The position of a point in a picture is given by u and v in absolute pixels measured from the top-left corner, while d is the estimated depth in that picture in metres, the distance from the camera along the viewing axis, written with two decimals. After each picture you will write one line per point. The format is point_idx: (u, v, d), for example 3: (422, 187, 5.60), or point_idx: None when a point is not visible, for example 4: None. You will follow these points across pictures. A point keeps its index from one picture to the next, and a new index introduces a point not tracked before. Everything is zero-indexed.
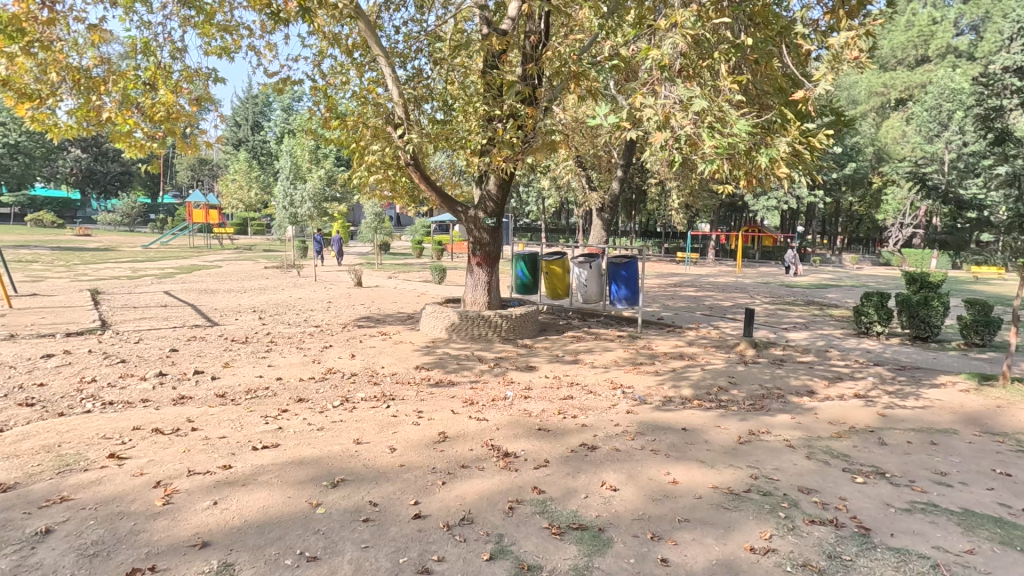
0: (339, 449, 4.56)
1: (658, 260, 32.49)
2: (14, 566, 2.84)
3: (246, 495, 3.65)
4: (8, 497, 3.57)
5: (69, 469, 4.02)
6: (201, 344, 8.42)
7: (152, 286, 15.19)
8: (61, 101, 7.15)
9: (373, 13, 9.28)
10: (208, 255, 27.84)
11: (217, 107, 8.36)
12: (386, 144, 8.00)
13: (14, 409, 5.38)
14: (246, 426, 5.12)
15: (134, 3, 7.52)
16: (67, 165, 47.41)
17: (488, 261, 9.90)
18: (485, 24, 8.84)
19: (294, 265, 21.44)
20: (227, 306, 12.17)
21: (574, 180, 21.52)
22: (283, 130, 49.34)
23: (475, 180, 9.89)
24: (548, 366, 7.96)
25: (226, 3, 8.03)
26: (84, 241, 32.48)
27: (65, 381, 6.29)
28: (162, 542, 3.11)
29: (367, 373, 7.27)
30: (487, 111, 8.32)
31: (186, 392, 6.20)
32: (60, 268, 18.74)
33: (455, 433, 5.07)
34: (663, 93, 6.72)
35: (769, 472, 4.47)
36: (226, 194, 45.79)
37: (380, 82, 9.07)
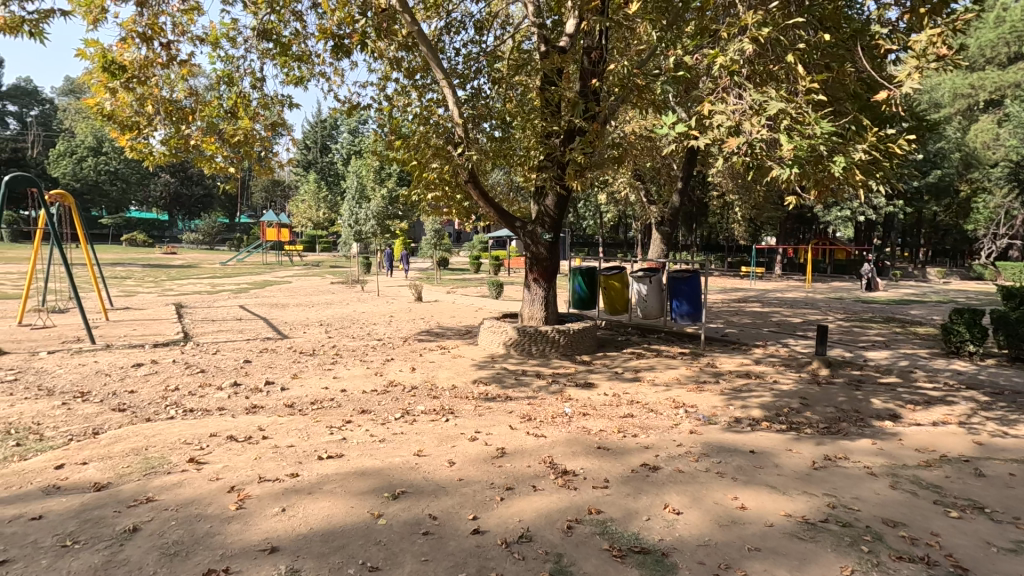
0: (399, 461, 4.64)
1: (722, 275, 31.44)
2: (105, 560, 3.05)
3: (311, 503, 3.77)
4: (101, 495, 3.85)
5: (154, 472, 4.30)
6: (272, 356, 8.86)
7: (229, 300, 16.20)
8: (154, 131, 7.72)
9: (434, 36, 9.58)
10: (280, 271, 29.52)
11: (290, 132, 8.85)
12: (446, 161, 8.17)
13: (108, 414, 5.83)
14: (313, 435, 5.31)
15: (220, 40, 8.15)
16: (158, 188, 51.34)
17: (545, 277, 9.86)
18: (543, 42, 8.97)
19: (358, 280, 22.18)
20: (297, 319, 12.75)
21: (632, 193, 21.32)
22: (349, 152, 51.69)
23: (533, 195, 9.97)
24: (607, 384, 7.80)
25: (301, 34, 8.55)
26: (170, 258, 35.05)
27: (153, 389, 6.77)
28: (235, 545, 3.25)
29: (427, 386, 7.38)
30: (544, 126, 8.41)
31: (259, 401, 6.52)
32: (150, 284, 20.30)
33: (514, 448, 5.05)
34: (731, 100, 6.49)
35: (848, 501, 4.16)
36: (296, 213, 48.24)
37: (439, 102, 9.37)
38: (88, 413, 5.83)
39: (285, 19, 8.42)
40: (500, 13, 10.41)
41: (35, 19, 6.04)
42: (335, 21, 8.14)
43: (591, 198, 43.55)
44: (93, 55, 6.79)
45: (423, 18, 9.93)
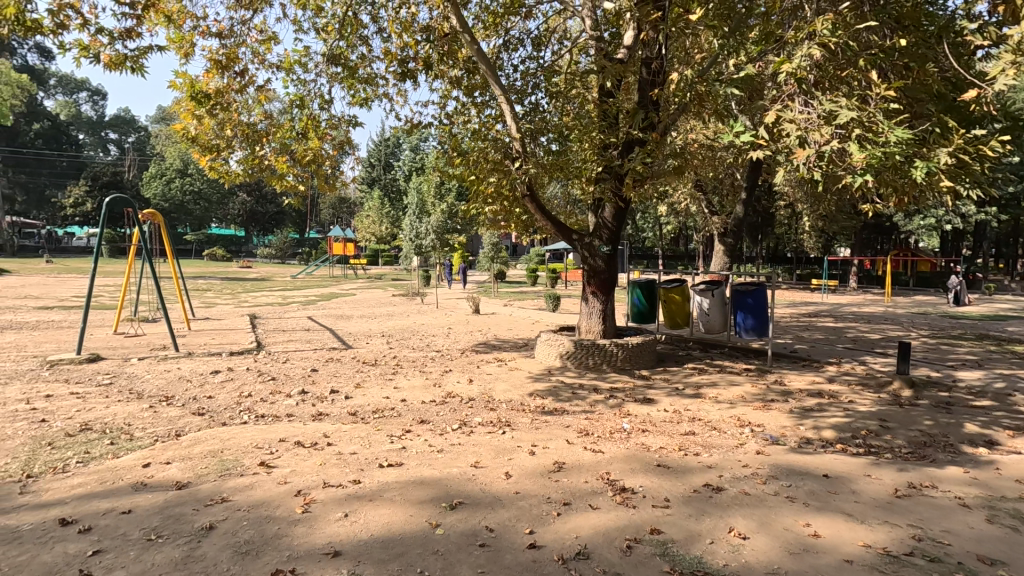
0: (457, 471, 4.69)
1: (790, 289, 29.99)
2: (185, 555, 3.25)
3: (372, 510, 3.87)
4: (181, 494, 4.12)
5: (229, 473, 4.56)
6: (337, 365, 9.20)
7: (298, 311, 17.01)
8: (232, 152, 8.25)
9: (493, 54, 9.77)
10: (345, 284, 30.81)
11: (355, 150, 9.25)
12: (505, 176, 8.16)
13: (188, 417, 6.23)
14: (374, 443, 5.47)
15: (293, 66, 8.67)
16: (237, 206, 54.91)
17: (602, 289, 9.75)
18: (601, 55, 8.97)
19: (418, 293, 22.76)
20: (360, 331, 13.22)
21: (693, 204, 20.82)
22: (410, 168, 53.35)
23: (590, 207, 9.91)
24: (667, 400, 7.57)
25: (367, 58, 8.97)
26: (245, 272, 37.25)
27: (229, 395, 7.19)
28: (300, 547, 3.38)
29: (484, 398, 7.44)
30: (601, 138, 8.39)
31: (324, 409, 6.78)
32: (228, 296, 21.67)
33: (571, 463, 4.99)
34: (799, 108, 6.24)
35: (936, 534, 3.83)
36: (361, 228, 50.20)
37: (498, 118, 9.55)
38: (172, 416, 6.27)
39: (352, 45, 8.86)
40: (558, 28, 10.51)
41: (135, 55, 6.67)
42: (399, 44, 8.51)
43: (651, 209, 42.72)
44: (183, 85, 7.40)
45: (482, 37, 10.17)
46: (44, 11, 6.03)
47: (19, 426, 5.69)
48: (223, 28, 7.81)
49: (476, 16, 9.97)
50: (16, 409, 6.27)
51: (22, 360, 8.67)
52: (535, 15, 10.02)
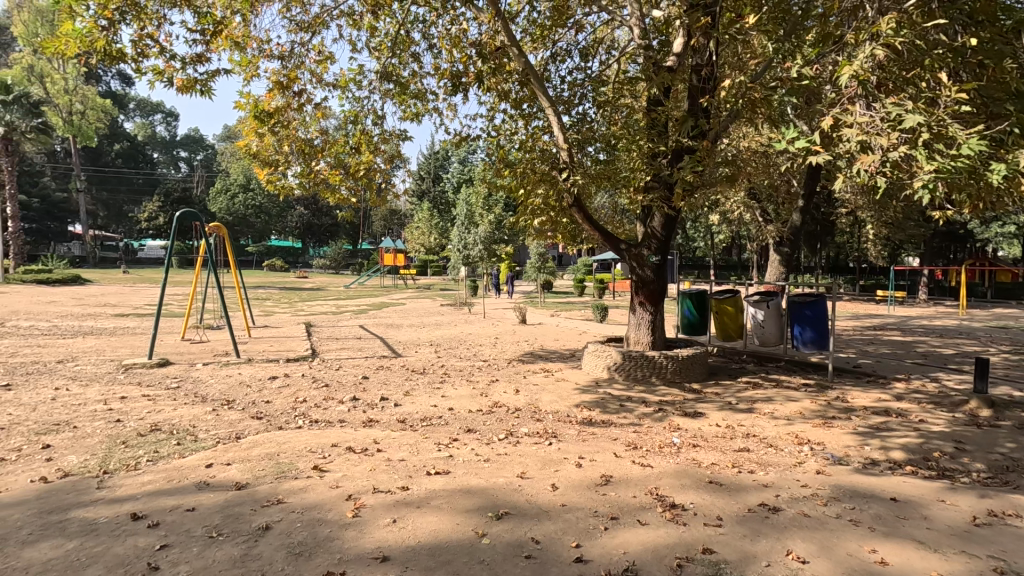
0: (503, 481, 4.69)
1: (853, 301, 28.52)
2: (243, 553, 3.38)
3: (420, 517, 3.92)
4: (240, 494, 4.30)
5: (284, 476, 4.73)
6: (386, 373, 9.40)
7: (351, 320, 17.52)
8: (289, 167, 8.63)
9: (541, 66, 9.85)
10: (395, 293, 31.50)
11: (406, 163, 9.50)
12: (552, 187, 8.24)
13: (247, 421, 6.52)
14: (422, 451, 5.54)
15: (349, 84, 9.01)
16: (294, 219, 57.30)
17: (652, 300, 9.57)
18: (649, 64, 8.87)
19: (466, 303, 23.01)
20: (409, 339, 13.47)
21: (747, 213, 20.18)
22: (459, 180, 54.23)
23: (639, 216, 9.78)
24: (719, 414, 7.33)
25: (418, 74, 9.23)
26: (301, 282, 38.74)
27: (285, 400, 7.48)
28: (351, 550, 3.46)
29: (530, 409, 7.41)
30: (649, 147, 8.29)
31: (374, 415, 6.93)
32: (285, 305, 22.59)
33: (619, 477, 4.90)
34: (862, 111, 5.96)
35: (1021, 568, 3.52)
36: (411, 239, 51.34)
37: (545, 129, 9.61)
38: (232, 419, 6.57)
39: (404, 62, 9.14)
40: (606, 38, 10.49)
41: (204, 78, 7.11)
42: (449, 60, 8.71)
43: (702, 218, 41.71)
44: (247, 105, 7.84)
45: (530, 49, 10.27)
46: (127, 42, 6.56)
47: (96, 425, 6.09)
48: (284, 49, 8.23)
49: (523, 30, 10.08)
50: (95, 409, 6.73)
51: (101, 364, 9.32)
52: (583, 27, 10.05)
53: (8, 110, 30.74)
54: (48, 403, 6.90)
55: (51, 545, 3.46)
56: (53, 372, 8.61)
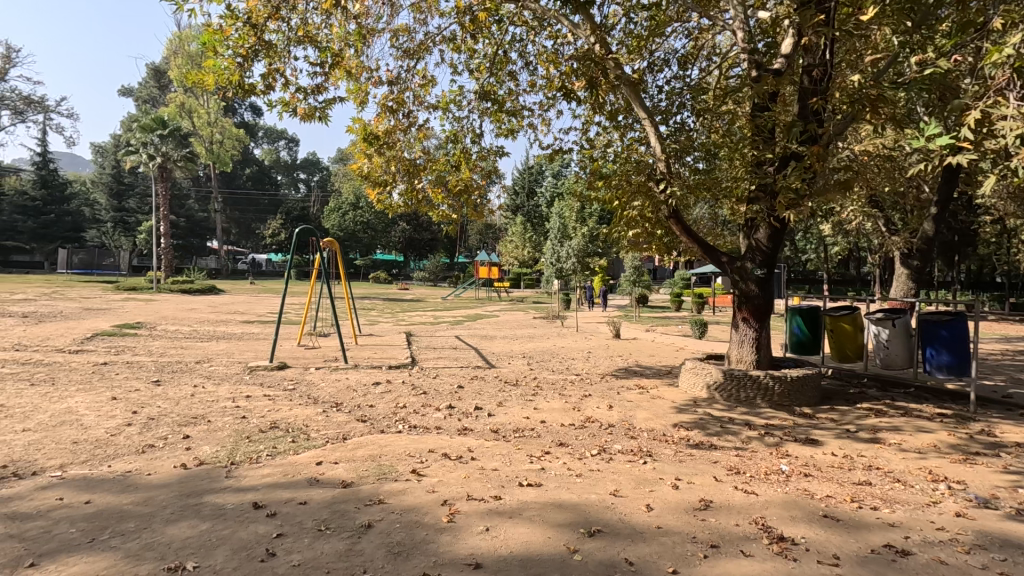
0: (596, 498, 4.60)
1: (1002, 321, 24.96)
2: (346, 548, 3.60)
3: (512, 527, 3.95)
4: (345, 492, 4.59)
5: (385, 477, 4.98)
6: (481, 383, 9.61)
7: (447, 331, 18.15)
8: (395, 185, 9.13)
9: (638, 77, 9.69)
10: (489, 305, 32.21)
11: (502, 178, 9.74)
12: (648, 198, 8.07)
13: (353, 423, 6.94)
14: (515, 461, 5.60)
15: (449, 105, 9.42)
16: (398, 234, 60.54)
17: (756, 316, 9.00)
18: (755, 68, 8.44)
19: (559, 316, 23.00)
20: (503, 351, 13.67)
21: (868, 222, 18.43)
22: (552, 194, 54.60)
23: (742, 228, 9.28)
24: (835, 443, 6.70)
25: (514, 91, 9.46)
26: (403, 294, 40.78)
27: (387, 405, 7.89)
28: (445, 555, 3.55)
29: (624, 426, 7.24)
30: (754, 154, 7.80)
31: (469, 424, 7.11)
32: (388, 315, 23.88)
33: (719, 503, 4.63)
34: (1014, 102, 5.21)
35: None
36: (506, 253, 52.36)
37: (641, 140, 9.43)
38: (340, 421, 7.03)
39: (501, 81, 9.41)
40: (707, 44, 10.14)
41: (323, 106, 7.78)
42: (545, 75, 8.85)
43: (814, 226, 38.66)
44: (357, 129, 8.46)
45: (626, 61, 10.18)
46: (259, 76, 7.34)
47: (226, 420, 6.80)
48: (391, 76, 8.80)
49: (619, 42, 10.03)
50: (225, 406, 7.50)
51: (231, 365, 10.39)
52: (682, 33, 9.78)
53: (164, 142, 35.52)
54: (188, 398, 7.78)
55: (188, 525, 3.88)
56: (192, 371, 9.73)
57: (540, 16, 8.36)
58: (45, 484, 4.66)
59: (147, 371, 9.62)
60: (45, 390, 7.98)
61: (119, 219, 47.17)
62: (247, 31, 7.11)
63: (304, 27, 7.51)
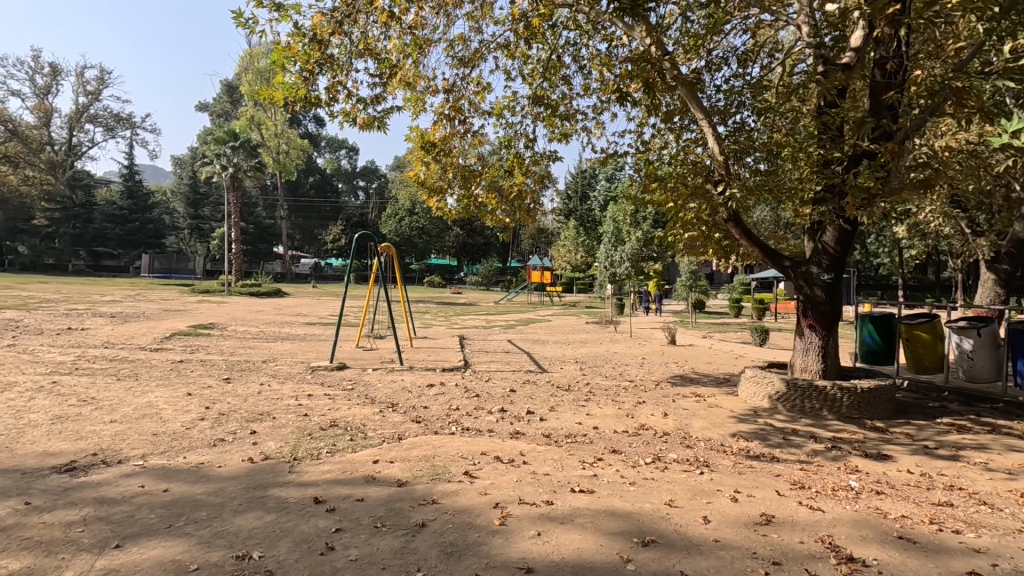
0: (650, 507, 4.50)
1: None
2: (401, 546, 3.68)
3: (564, 533, 3.92)
4: (401, 491, 4.70)
5: (438, 477, 5.07)
6: (533, 388, 9.61)
7: (500, 335, 18.27)
8: (450, 191, 9.30)
9: (695, 77, 9.48)
10: (541, 309, 32.19)
11: (555, 183, 9.74)
12: (705, 201, 7.83)
13: (408, 423, 7.10)
14: (567, 467, 5.56)
15: (503, 111, 9.52)
16: (452, 239, 61.46)
17: (823, 323, 8.56)
18: (822, 63, 8.06)
19: (612, 321, 22.68)
20: (556, 356, 13.62)
21: (949, 223, 17.18)
22: (605, 198, 54.00)
23: (808, 230, 8.84)
24: (912, 460, 6.25)
25: (567, 96, 9.45)
26: (457, 298, 41.42)
27: (441, 407, 8.02)
28: (497, 557, 3.57)
29: (680, 434, 7.04)
30: (820, 154, 7.50)
31: (521, 428, 7.12)
32: (442, 319, 24.29)
33: (782, 518, 4.43)
34: None
35: None
36: (559, 257, 52.29)
37: (698, 141, 9.20)
38: (396, 421, 7.21)
39: (554, 86, 9.42)
40: (768, 40, 9.79)
41: (381, 115, 8.03)
42: (599, 78, 8.79)
43: (888, 227, 36.37)
44: (415, 138, 8.70)
45: (682, 60, 9.97)
46: (323, 89, 7.68)
47: (290, 418, 7.11)
48: (447, 84, 8.99)
49: (676, 41, 9.83)
50: (288, 403, 7.86)
51: (295, 365, 10.87)
52: (743, 30, 9.48)
53: (236, 153, 37.72)
54: (255, 396, 8.21)
55: (254, 516, 4.09)
56: (259, 370, 10.25)
57: (594, 19, 8.31)
58: (129, 472, 5.03)
59: (219, 369, 10.22)
60: (130, 384, 8.62)
61: (195, 225, 51.23)
62: (312, 47, 7.47)
63: (365, 40, 7.81)
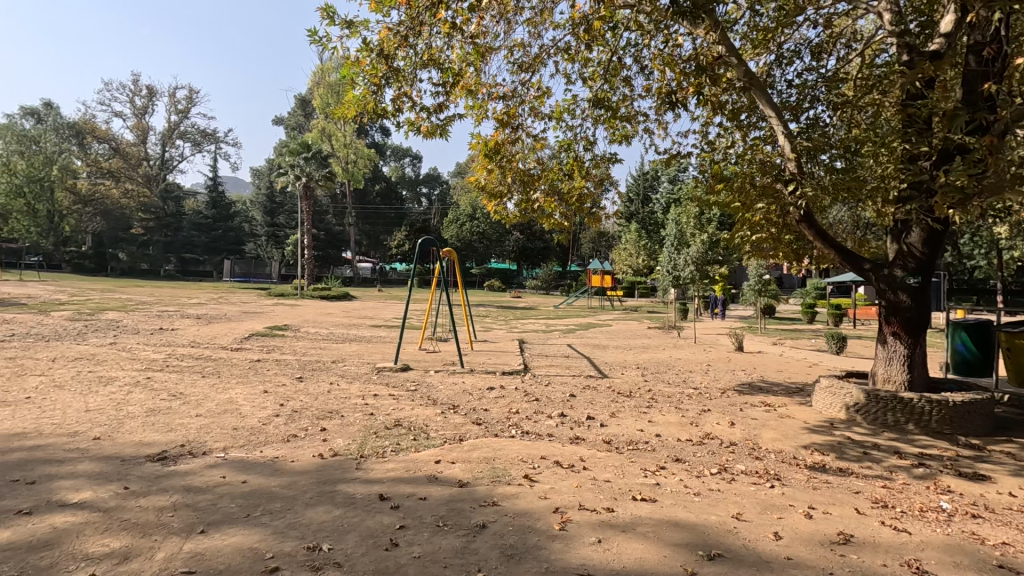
0: (716, 520, 4.35)
1: None
2: (462, 546, 3.74)
3: (625, 542, 3.85)
4: (462, 491, 4.78)
5: (499, 480, 5.12)
6: (593, 393, 9.50)
7: (559, 339, 18.21)
8: (510, 197, 9.37)
9: (764, 73, 9.12)
10: (602, 314, 31.81)
11: (615, 186, 9.62)
12: (775, 201, 7.45)
13: (469, 425, 7.20)
14: (628, 474, 5.46)
15: (563, 115, 9.50)
16: (512, 244, 61.87)
17: (908, 331, 7.96)
18: (906, 52, 7.54)
19: (675, 327, 22.09)
20: (616, 361, 13.42)
21: None
22: (668, 200, 52.77)
23: (891, 231, 8.27)
24: (1013, 481, 5.69)
25: (628, 97, 9.33)
26: (516, 302, 41.64)
27: (501, 410, 8.08)
28: (558, 562, 3.56)
29: (748, 445, 6.75)
30: (905, 149, 6.97)
31: (581, 433, 7.06)
32: (502, 322, 24.51)
33: (862, 538, 4.15)
34: None
35: None
36: (619, 260, 51.61)
37: (768, 139, 8.83)
38: (457, 423, 7.33)
39: (615, 87, 9.32)
40: (845, 31, 9.28)
41: (443, 123, 8.23)
42: (662, 78, 8.63)
43: (984, 226, 33.28)
44: (476, 145, 8.85)
45: (751, 56, 9.62)
46: (389, 100, 7.96)
47: (357, 416, 7.39)
48: (507, 90, 9.08)
49: (743, 37, 9.50)
50: (355, 402, 8.18)
51: (362, 366, 11.28)
52: (816, 22, 9.04)
53: (308, 164, 39.72)
54: (325, 394, 8.59)
55: (324, 510, 4.28)
56: (329, 370, 10.73)
57: (655, 18, 8.15)
58: (212, 463, 5.40)
59: (292, 368, 10.78)
60: (214, 381, 9.25)
61: (271, 232, 53.91)
62: (379, 62, 7.77)
63: (429, 51, 8.03)
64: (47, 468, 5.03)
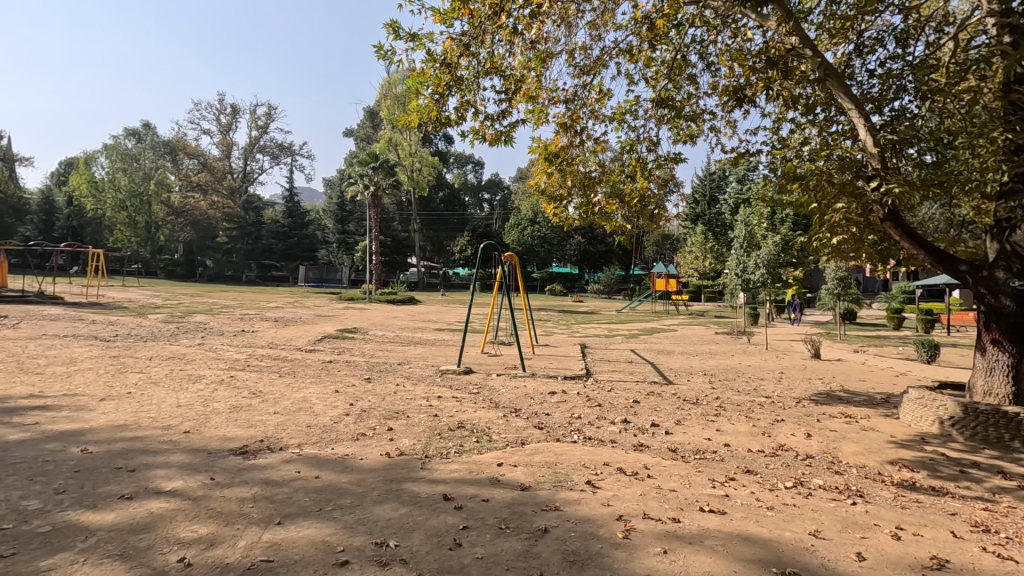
0: (791, 536, 4.12)
1: None
2: (524, 550, 3.74)
3: (692, 554, 3.72)
4: (524, 495, 4.78)
5: (561, 484, 5.09)
6: (657, 400, 9.27)
7: (622, 344, 17.91)
8: (571, 200, 9.31)
9: (841, 64, 8.61)
10: (666, 319, 30.99)
11: (680, 187, 9.37)
12: (856, 200, 6.95)
13: (530, 429, 7.22)
14: (695, 484, 5.28)
15: (625, 117, 9.36)
16: (573, 247, 61.48)
17: (1012, 338, 7.26)
18: (1008, 33, 6.90)
19: (744, 333, 21.18)
20: (681, 367, 13.03)
21: None
22: (736, 200, 50.84)
23: (991, 229, 7.57)
24: None
25: (693, 95, 9.08)
26: (578, 306, 41.29)
27: (563, 415, 8.04)
28: (621, 571, 3.49)
29: (826, 458, 6.36)
30: (1008, 139, 6.34)
31: (645, 441, 6.89)
32: (563, 327, 24.43)
33: (959, 564, 3.80)
34: None
35: None
36: (685, 264, 50.16)
37: (847, 134, 8.31)
38: (519, 426, 7.36)
39: (680, 86, 9.10)
40: (934, 15, 8.62)
41: (506, 129, 8.31)
42: (728, 75, 8.35)
43: None
44: (537, 150, 8.87)
45: (828, 47, 9.13)
46: (452, 108, 8.15)
47: (421, 417, 7.58)
48: (569, 94, 9.05)
49: (819, 26, 9.00)
50: (420, 404, 8.38)
51: (426, 368, 11.58)
52: (901, 8, 8.45)
53: (376, 173, 41.20)
54: (391, 395, 8.88)
55: (391, 507, 4.41)
56: (395, 371, 11.07)
57: (722, 13, 7.91)
58: (288, 458, 5.70)
59: (361, 369, 11.21)
60: (289, 380, 9.78)
61: (341, 240, 55.93)
62: (442, 71, 7.97)
63: (491, 59, 8.15)
64: (144, 457, 5.49)
